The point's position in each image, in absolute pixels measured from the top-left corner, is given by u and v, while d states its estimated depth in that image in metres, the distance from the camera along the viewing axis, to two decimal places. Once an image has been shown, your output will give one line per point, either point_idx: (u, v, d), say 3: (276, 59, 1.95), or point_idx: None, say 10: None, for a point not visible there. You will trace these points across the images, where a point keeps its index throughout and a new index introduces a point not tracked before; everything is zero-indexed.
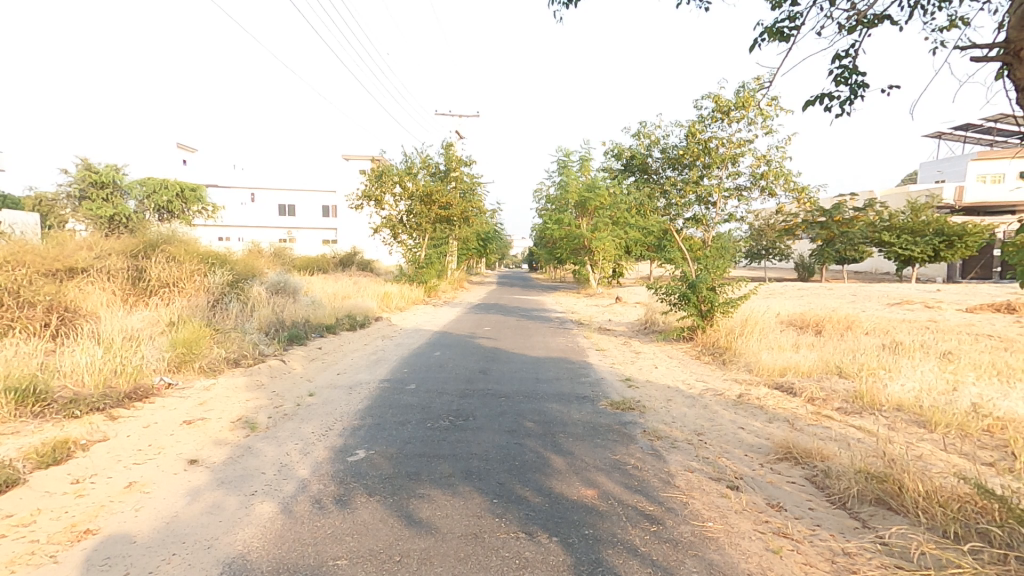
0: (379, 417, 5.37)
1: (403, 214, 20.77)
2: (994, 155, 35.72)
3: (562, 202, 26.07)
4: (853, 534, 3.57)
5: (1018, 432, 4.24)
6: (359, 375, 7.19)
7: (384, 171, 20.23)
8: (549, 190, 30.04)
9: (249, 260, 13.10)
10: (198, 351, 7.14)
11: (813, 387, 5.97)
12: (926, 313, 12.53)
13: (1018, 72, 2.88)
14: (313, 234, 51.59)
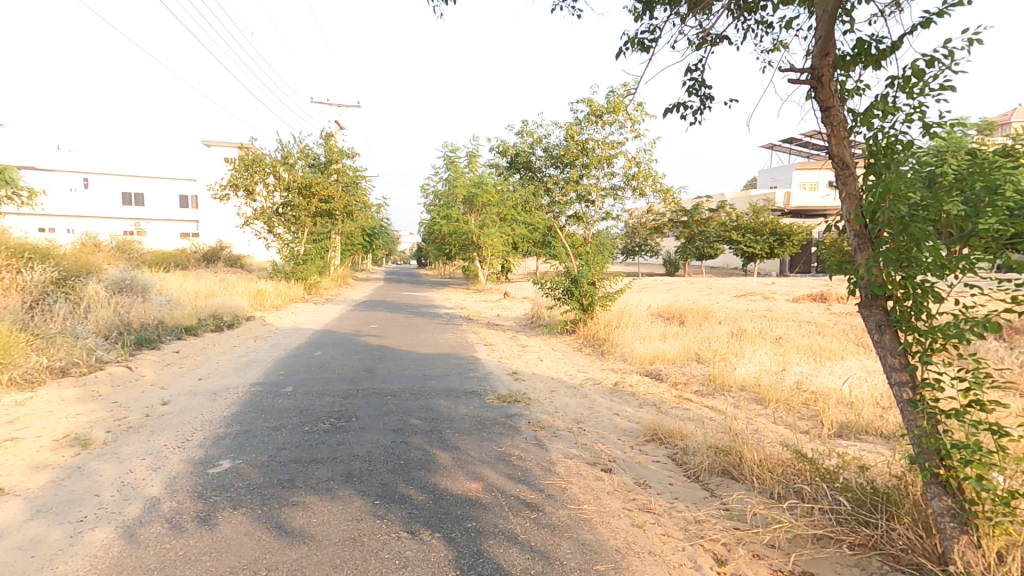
0: (248, 424, 5.01)
1: (279, 206, 19.45)
2: (817, 167, 42.07)
3: (449, 197, 26.12)
4: (703, 504, 4.07)
5: (828, 404, 5.03)
6: (225, 379, 6.63)
7: (255, 160, 18.64)
8: (437, 186, 29.93)
9: (80, 256, 11.40)
10: (8, 359, 6.03)
11: (677, 372, 6.58)
12: (766, 304, 14.47)
13: (821, 95, 3.57)
14: (171, 226, 47.01)
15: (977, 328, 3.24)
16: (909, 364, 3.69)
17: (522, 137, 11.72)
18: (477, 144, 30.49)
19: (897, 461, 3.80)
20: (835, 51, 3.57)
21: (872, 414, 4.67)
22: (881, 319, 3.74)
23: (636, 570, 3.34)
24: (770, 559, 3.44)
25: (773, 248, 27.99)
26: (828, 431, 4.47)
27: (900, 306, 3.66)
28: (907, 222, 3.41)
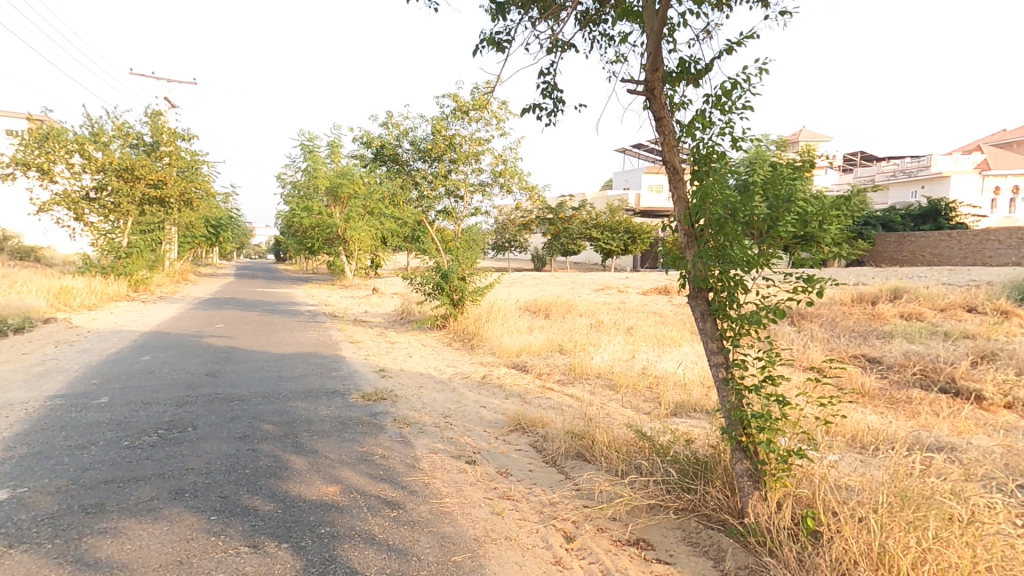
0: (43, 445, 4.29)
1: (90, 190, 17.49)
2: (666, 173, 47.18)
3: (310, 188, 24.54)
4: (558, 487, 4.32)
5: (668, 386, 5.62)
6: (12, 394, 5.59)
7: (53, 135, 16.56)
8: (296, 176, 28.09)
9: None
10: None
11: (541, 363, 6.91)
12: (620, 296, 15.88)
13: (654, 104, 3.96)
14: None
15: (772, 314, 3.86)
16: (722, 347, 4.29)
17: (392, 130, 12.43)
18: (339, 133, 29.25)
19: (716, 433, 4.39)
20: (663, 68, 4.02)
21: (700, 392, 5.33)
22: (704, 309, 4.31)
23: (492, 556, 3.43)
24: (611, 531, 3.83)
25: (627, 246, 31.13)
26: (666, 410, 5.00)
27: (718, 297, 4.20)
28: (724, 223, 3.94)
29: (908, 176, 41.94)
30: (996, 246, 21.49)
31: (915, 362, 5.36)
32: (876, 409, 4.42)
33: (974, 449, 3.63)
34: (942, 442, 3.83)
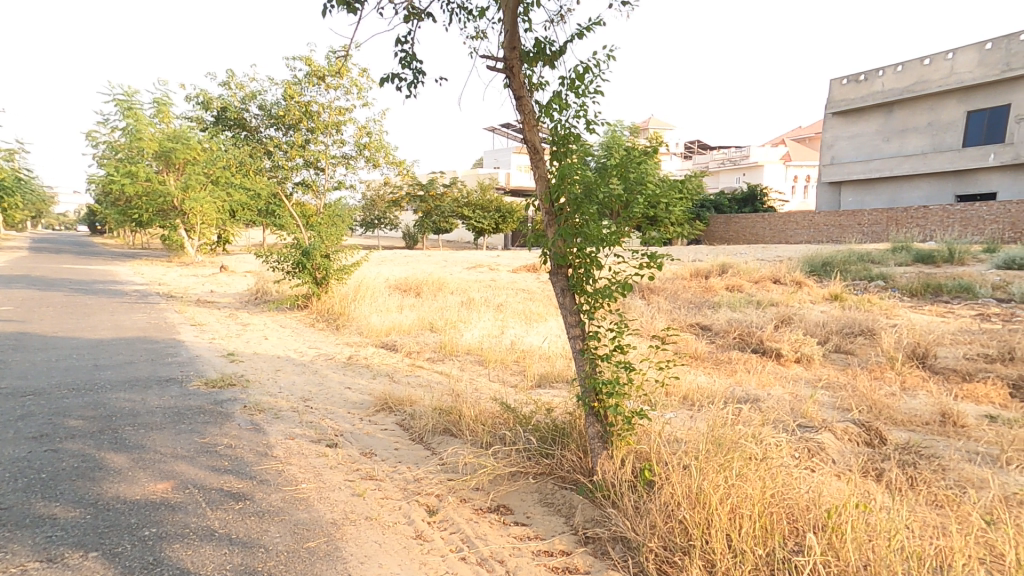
0: None
1: None
2: None
3: (132, 150, 21.31)
4: (423, 463, 4.31)
5: (532, 358, 5.89)
6: None
7: None
8: (112, 137, 24.06)
9: None
10: None
11: (410, 342, 6.86)
12: (491, 274, 16.34)
13: (513, 81, 3.94)
14: None
15: (621, 288, 4.12)
16: (579, 320, 4.48)
17: (232, 92, 11.76)
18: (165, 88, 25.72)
19: (573, 400, 4.68)
20: (520, 47, 4.04)
21: (561, 363, 5.67)
22: (563, 284, 4.46)
23: (350, 538, 3.31)
24: (473, 501, 3.91)
25: (498, 224, 31.98)
26: (530, 383, 5.22)
27: (576, 273, 4.40)
28: (581, 202, 4.11)
29: (734, 165, 47.97)
30: (795, 228, 25.37)
31: (735, 328, 6.17)
32: (706, 370, 5.01)
33: (773, 400, 4.33)
34: (750, 395, 4.50)
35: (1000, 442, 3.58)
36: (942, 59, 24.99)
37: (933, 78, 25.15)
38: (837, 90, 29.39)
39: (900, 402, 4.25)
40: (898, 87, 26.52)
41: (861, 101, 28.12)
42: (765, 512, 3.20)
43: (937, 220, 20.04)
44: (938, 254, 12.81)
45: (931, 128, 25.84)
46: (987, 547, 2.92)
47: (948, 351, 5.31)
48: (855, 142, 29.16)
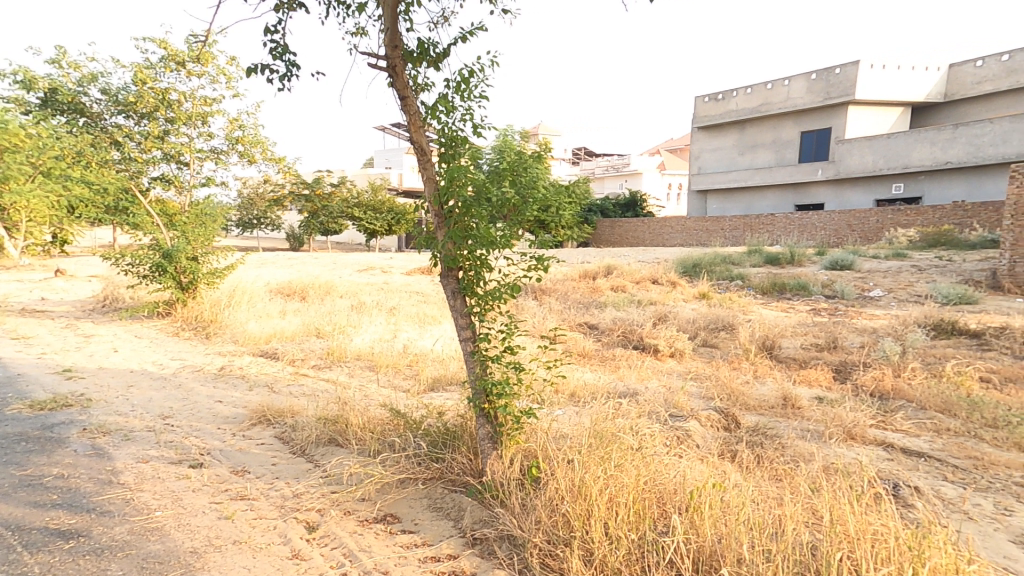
0: None
1: None
2: None
3: None
4: (304, 477, 4.06)
5: (425, 361, 5.84)
6: None
7: None
8: None
9: None
10: None
11: (293, 350, 6.49)
12: (383, 276, 16.03)
13: (397, 82, 3.74)
14: None
15: (510, 290, 4.16)
16: (470, 322, 4.43)
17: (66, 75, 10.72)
18: None
19: (464, 402, 4.68)
20: (403, 45, 3.84)
21: (456, 365, 5.67)
22: (454, 286, 4.38)
23: (213, 566, 3.02)
24: (358, 513, 3.74)
25: (392, 226, 31.08)
26: (423, 387, 5.17)
27: (467, 275, 4.34)
28: (472, 206, 4.05)
29: (617, 172, 49.98)
30: (670, 231, 27.56)
31: (618, 326, 6.58)
32: (594, 368, 5.26)
33: (649, 393, 4.66)
34: (630, 389, 4.79)
35: (826, 420, 4.18)
36: (780, 85, 28.13)
37: (775, 101, 28.37)
38: (700, 107, 32.21)
39: (753, 389, 4.78)
40: (748, 107, 29.57)
41: (720, 118, 31.13)
42: (640, 498, 3.42)
43: (782, 226, 22.77)
44: (782, 256, 14.71)
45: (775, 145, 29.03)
46: (815, 512, 3.36)
47: (790, 342, 6.10)
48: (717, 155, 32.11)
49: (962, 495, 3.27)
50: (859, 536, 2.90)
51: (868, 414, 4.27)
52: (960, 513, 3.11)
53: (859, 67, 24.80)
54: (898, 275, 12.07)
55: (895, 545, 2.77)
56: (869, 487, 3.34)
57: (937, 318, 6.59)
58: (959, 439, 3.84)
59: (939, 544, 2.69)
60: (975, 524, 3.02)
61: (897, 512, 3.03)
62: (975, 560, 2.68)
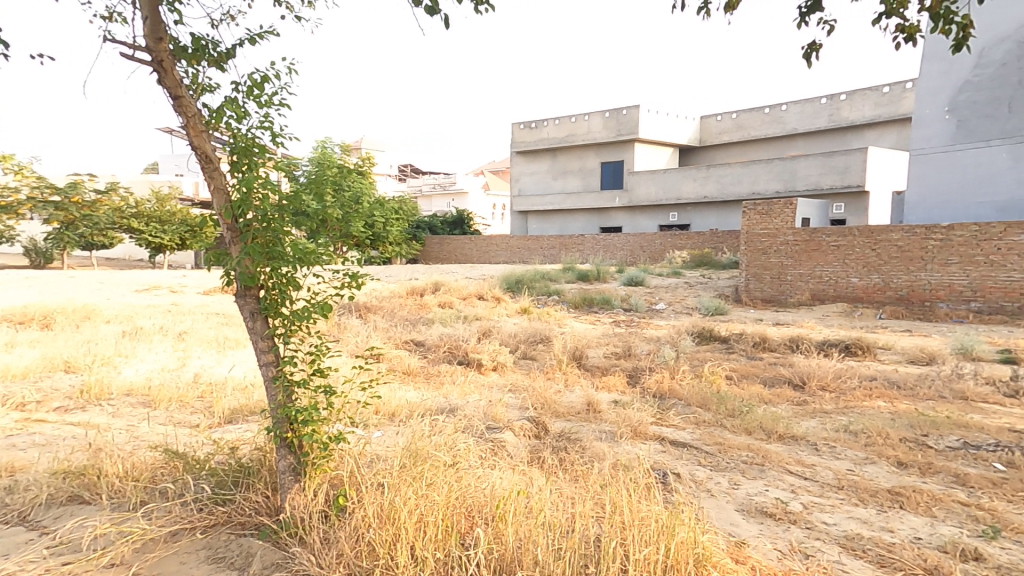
0: None
1: None
2: None
3: None
4: (20, 550, 3.21)
5: (217, 393, 5.40)
6: None
7: None
8: None
9: None
10: None
11: (29, 391, 5.43)
12: (172, 297, 14.15)
13: (167, 80, 3.16)
14: None
15: (322, 310, 3.31)
16: (274, 345, 3.52)
17: None
18: None
19: (263, 435, 4.19)
20: (172, 40, 3.26)
21: (260, 394, 5.35)
22: (253, 307, 3.41)
23: None
24: None
25: (184, 240, 26.33)
26: (218, 420, 4.74)
27: (270, 294, 3.41)
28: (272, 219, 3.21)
29: (444, 189, 49.41)
30: (495, 249, 28.46)
31: (445, 342, 6.67)
32: (416, 386, 5.23)
33: (468, 407, 4.77)
34: (450, 405, 4.80)
35: (618, 421, 4.77)
36: (581, 120, 30.29)
37: (578, 134, 30.50)
38: (515, 133, 33.14)
39: (563, 397, 5.20)
40: (556, 136, 31.28)
41: (532, 145, 32.39)
42: (449, 514, 3.29)
43: (590, 246, 25.26)
44: (590, 273, 16.34)
45: (581, 172, 30.99)
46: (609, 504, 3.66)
47: (595, 351, 6.83)
48: (533, 179, 33.22)
49: (709, 476, 4.06)
50: (632, 523, 3.30)
51: (650, 413, 4.96)
52: (705, 491, 3.87)
53: (639, 110, 27.82)
54: (674, 290, 14.28)
55: (655, 528, 3.24)
56: (644, 478, 3.88)
57: (701, 327, 7.88)
58: (711, 429, 4.67)
59: (684, 521, 3.24)
60: (714, 500, 3.79)
61: (661, 498, 3.59)
62: (709, 530, 3.38)
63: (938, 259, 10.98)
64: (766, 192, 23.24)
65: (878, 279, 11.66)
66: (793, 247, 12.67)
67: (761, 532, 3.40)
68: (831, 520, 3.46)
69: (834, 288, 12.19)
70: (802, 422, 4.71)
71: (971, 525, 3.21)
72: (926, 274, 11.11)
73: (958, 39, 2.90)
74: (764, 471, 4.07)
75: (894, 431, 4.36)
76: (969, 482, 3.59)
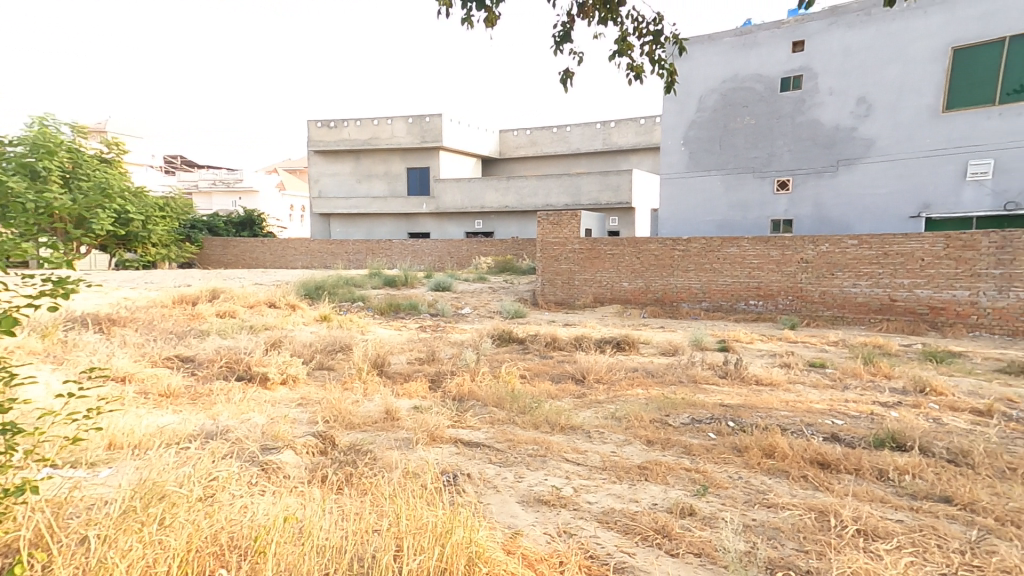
0: None
1: None
2: None
3: None
4: None
5: None
6: None
7: None
8: None
9: None
10: None
11: None
12: None
13: None
14: None
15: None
16: None
17: None
18: None
19: None
20: None
21: None
22: None
23: None
24: None
25: None
26: None
27: None
28: None
29: (227, 186, 43.29)
30: (294, 253, 26.47)
31: (221, 356, 5.97)
32: (173, 410, 4.47)
33: (242, 428, 4.26)
34: (218, 428, 4.23)
35: (415, 427, 4.73)
36: (385, 123, 29.51)
37: (382, 138, 29.62)
38: (313, 131, 30.56)
39: (360, 408, 5.00)
40: (359, 139, 29.90)
41: (333, 145, 30.34)
42: (190, 557, 2.65)
43: (398, 251, 25.33)
44: (398, 279, 16.45)
45: (387, 177, 30.44)
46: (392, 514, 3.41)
47: (399, 357, 6.81)
48: (334, 180, 31.25)
49: (497, 472, 4.23)
50: (413, 532, 3.14)
51: (447, 416, 5.07)
52: (492, 488, 4.00)
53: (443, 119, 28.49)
54: (480, 294, 15.09)
55: (431, 533, 3.08)
56: (434, 482, 3.84)
57: (502, 329, 8.37)
58: (504, 426, 4.94)
59: (461, 522, 3.13)
60: (499, 495, 3.93)
61: (445, 500, 3.52)
62: (492, 526, 3.43)
63: (680, 267, 13.00)
64: (557, 204, 25.77)
65: (642, 283, 13.44)
66: (578, 254, 14.10)
67: (536, 519, 3.60)
68: (594, 498, 3.85)
69: (610, 291, 13.79)
70: (579, 413, 5.25)
71: (691, 486, 3.86)
72: (673, 279, 13.09)
73: (669, 81, 3.89)
74: (545, 461, 4.39)
75: (647, 414, 5.09)
76: (693, 451, 4.34)
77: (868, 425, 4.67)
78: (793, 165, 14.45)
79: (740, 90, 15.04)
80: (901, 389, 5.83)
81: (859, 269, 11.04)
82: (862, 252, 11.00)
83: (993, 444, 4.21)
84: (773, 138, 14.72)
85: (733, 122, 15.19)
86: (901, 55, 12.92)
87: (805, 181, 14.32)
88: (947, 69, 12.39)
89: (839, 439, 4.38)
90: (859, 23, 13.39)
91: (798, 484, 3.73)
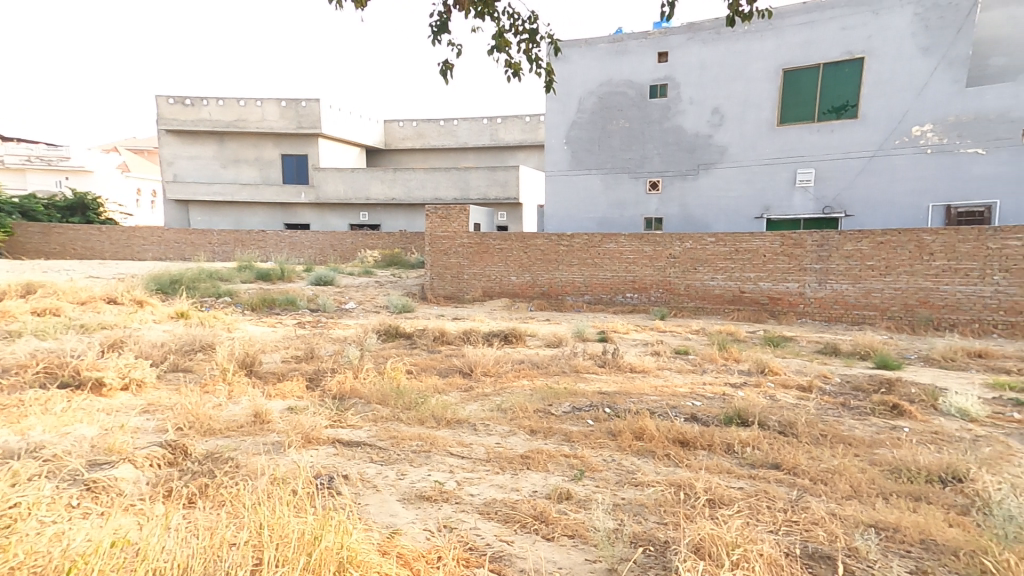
0: None
1: None
2: None
3: None
4: None
5: None
6: None
7: None
8: None
9: None
10: None
11: None
12: None
13: None
14: None
15: None
16: None
17: None
18: None
19: None
20: None
21: None
22: None
23: None
24: None
25: None
26: None
27: None
28: None
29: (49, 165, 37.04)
30: (142, 243, 23.47)
31: (41, 360, 5.15)
32: None
33: (67, 443, 3.68)
34: (32, 444, 3.58)
35: (287, 429, 4.41)
36: (253, 105, 27.22)
37: (251, 120, 27.32)
38: (164, 108, 27.21)
39: (223, 412, 4.60)
40: (223, 120, 27.28)
41: (191, 125, 27.38)
42: None
43: (272, 243, 23.76)
44: (273, 273, 15.29)
45: (258, 163, 28.19)
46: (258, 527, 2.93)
47: (271, 358, 6.51)
48: (193, 164, 28.28)
49: (377, 471, 4.01)
50: (278, 542, 2.74)
51: (325, 417, 4.82)
52: (370, 488, 3.76)
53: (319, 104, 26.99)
54: (366, 289, 14.58)
55: (299, 542, 2.70)
56: (307, 486, 3.47)
57: (388, 325, 8.17)
58: (386, 423, 4.78)
59: (334, 525, 2.81)
60: (378, 494, 3.70)
61: (318, 505, 3.12)
62: (372, 528, 3.16)
63: (565, 262, 13.64)
64: (446, 198, 25.69)
65: (529, 277, 14.00)
66: (467, 249, 14.32)
67: (417, 516, 3.41)
68: (476, 491, 3.77)
69: (499, 285, 14.24)
70: (466, 407, 5.24)
71: (569, 472, 3.99)
72: (558, 273, 13.73)
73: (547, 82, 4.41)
74: (429, 456, 4.27)
75: (530, 405, 5.22)
76: (573, 438, 4.52)
77: (720, 405, 5.21)
78: (662, 168, 15.75)
79: (616, 95, 16.18)
80: (747, 370, 6.63)
81: (716, 264, 12.25)
82: (718, 248, 12.18)
83: (813, 415, 4.93)
84: (645, 141, 15.97)
85: (610, 123, 16.31)
86: (745, 73, 14.52)
87: (672, 182, 15.67)
88: (780, 89, 14.17)
89: (697, 419, 4.83)
90: (712, 40, 14.88)
91: (662, 463, 4.03)
